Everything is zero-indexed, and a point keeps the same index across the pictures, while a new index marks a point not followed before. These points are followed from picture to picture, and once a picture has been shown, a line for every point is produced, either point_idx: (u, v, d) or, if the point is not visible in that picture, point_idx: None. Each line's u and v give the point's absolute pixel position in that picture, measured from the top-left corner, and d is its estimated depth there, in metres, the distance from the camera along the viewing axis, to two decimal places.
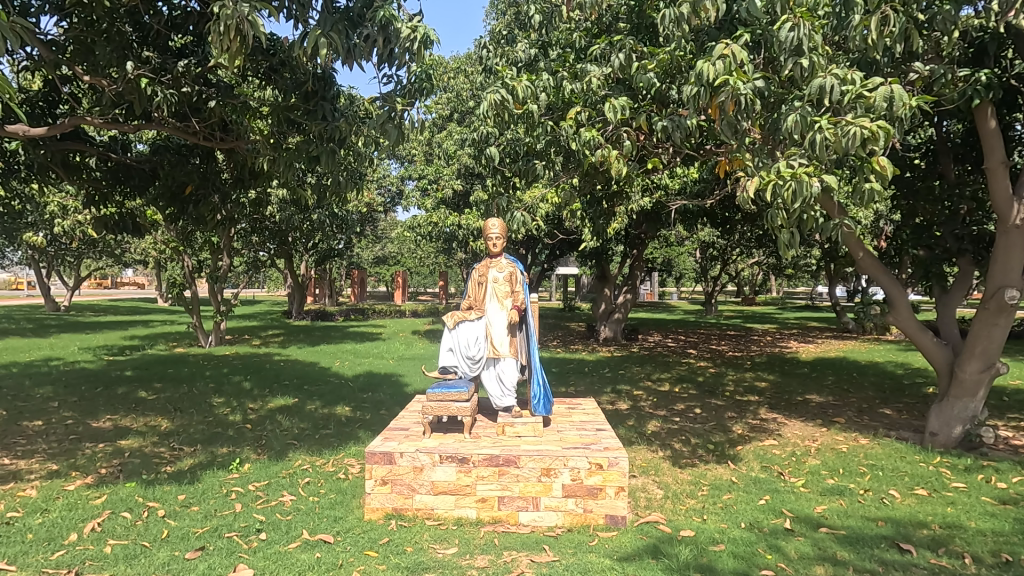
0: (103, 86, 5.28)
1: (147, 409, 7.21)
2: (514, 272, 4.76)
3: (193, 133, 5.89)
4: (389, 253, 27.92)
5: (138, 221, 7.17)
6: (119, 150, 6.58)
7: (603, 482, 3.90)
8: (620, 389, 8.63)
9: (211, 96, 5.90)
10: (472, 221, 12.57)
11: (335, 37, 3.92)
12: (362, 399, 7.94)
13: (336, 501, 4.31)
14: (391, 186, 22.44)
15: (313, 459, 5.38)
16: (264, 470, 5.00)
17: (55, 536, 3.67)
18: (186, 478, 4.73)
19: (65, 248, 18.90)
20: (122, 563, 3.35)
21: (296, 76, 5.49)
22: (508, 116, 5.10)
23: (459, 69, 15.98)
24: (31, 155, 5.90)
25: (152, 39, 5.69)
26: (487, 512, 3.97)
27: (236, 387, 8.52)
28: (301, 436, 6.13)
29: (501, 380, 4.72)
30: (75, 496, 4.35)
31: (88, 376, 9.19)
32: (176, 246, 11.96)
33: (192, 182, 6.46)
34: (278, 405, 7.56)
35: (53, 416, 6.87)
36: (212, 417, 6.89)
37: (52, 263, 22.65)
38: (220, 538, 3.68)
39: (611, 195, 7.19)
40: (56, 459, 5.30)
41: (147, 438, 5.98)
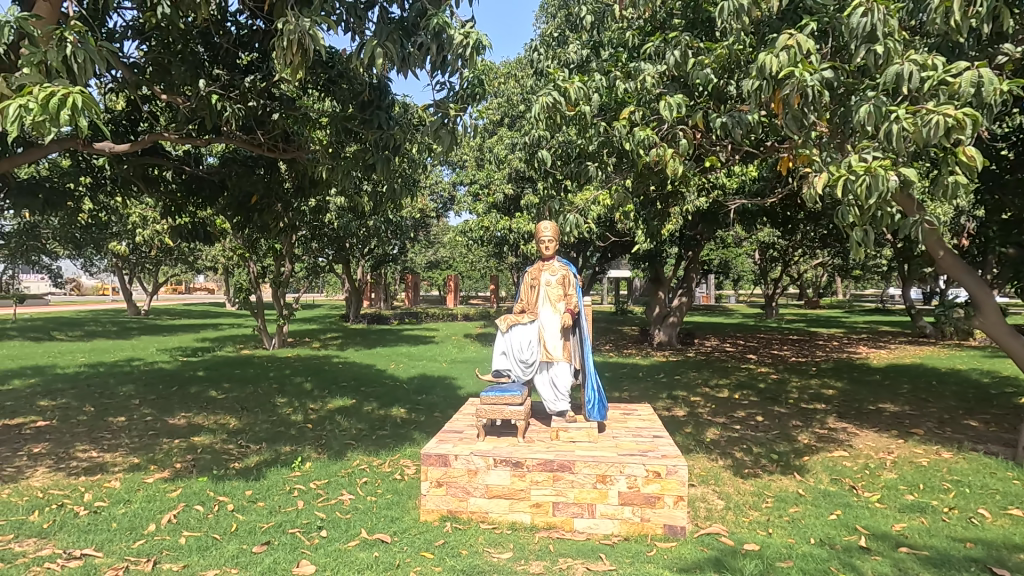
0: (179, 104, 5.63)
1: (217, 408, 7.62)
2: (567, 274, 4.72)
3: (258, 145, 6.16)
4: (442, 257, 28.43)
5: (208, 230, 7.59)
6: (191, 162, 7.00)
7: (660, 491, 3.79)
8: (676, 395, 8.40)
9: (274, 109, 6.22)
10: (523, 225, 12.58)
11: (390, 47, 4.07)
12: (417, 401, 8.08)
13: (393, 501, 4.39)
14: (443, 192, 22.86)
15: (370, 459, 5.52)
16: (324, 469, 5.17)
17: (137, 525, 3.87)
18: (253, 475, 4.95)
19: (144, 256, 20.43)
20: (195, 554, 3.46)
21: (353, 86, 5.73)
22: (561, 118, 5.09)
23: (509, 75, 16.07)
24: (116, 170, 6.44)
25: (221, 57, 6.02)
26: (541, 518, 3.92)
27: (299, 389, 8.87)
28: (359, 437, 6.29)
29: (555, 384, 4.67)
30: (153, 488, 4.63)
31: (164, 376, 9.83)
32: (242, 253, 12.67)
33: (257, 192, 6.84)
34: (337, 406, 7.81)
35: (134, 412, 7.38)
36: (276, 416, 7.21)
37: (134, 270, 24.43)
38: (284, 534, 3.78)
39: (665, 196, 7.07)
40: (137, 453, 5.69)
41: (217, 435, 6.32)
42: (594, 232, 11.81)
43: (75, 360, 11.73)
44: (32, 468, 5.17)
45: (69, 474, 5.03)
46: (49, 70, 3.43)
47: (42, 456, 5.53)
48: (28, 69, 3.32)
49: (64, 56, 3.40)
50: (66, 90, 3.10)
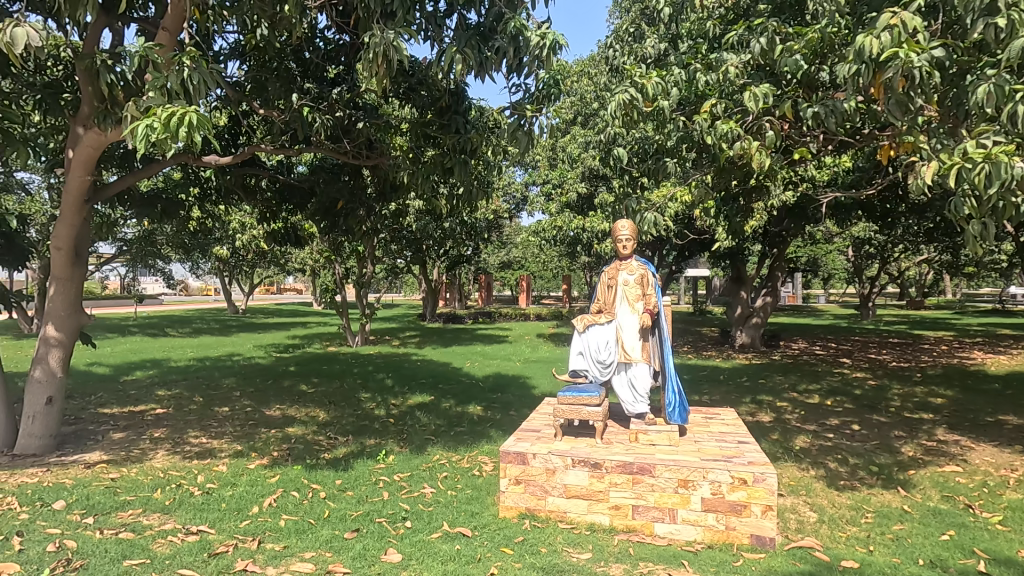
0: (275, 117, 6.05)
1: (308, 401, 8.14)
2: (645, 274, 4.63)
3: (344, 153, 6.49)
4: (515, 257, 28.71)
5: (299, 234, 8.12)
6: (285, 172, 7.50)
7: (747, 499, 3.63)
8: (760, 400, 7.99)
9: (359, 118, 6.55)
10: (596, 224, 12.46)
11: (468, 52, 4.17)
12: (492, 399, 8.21)
13: (472, 497, 4.50)
14: (516, 193, 23.05)
15: (449, 454, 5.69)
16: (407, 462, 5.38)
17: (243, 507, 4.19)
18: (342, 466, 5.24)
19: (243, 260, 22.15)
20: (294, 536, 3.70)
21: (432, 93, 5.92)
22: (638, 114, 4.99)
23: (582, 73, 15.93)
24: (220, 181, 7.03)
25: (310, 71, 6.39)
26: (621, 520, 3.87)
27: (381, 384, 9.29)
28: (437, 432, 6.50)
29: (634, 386, 4.59)
30: (255, 474, 5.01)
31: (261, 370, 10.61)
32: (329, 256, 13.42)
33: (343, 198, 7.25)
34: (417, 402, 8.11)
35: (236, 403, 8.03)
36: (361, 410, 7.58)
37: (234, 273, 26.52)
38: (372, 523, 3.97)
39: (748, 191, 6.76)
40: (240, 441, 6.18)
41: (309, 427, 6.75)
42: (672, 229, 11.47)
43: (185, 353, 12.92)
44: (153, 451, 5.75)
45: (184, 457, 5.55)
46: (170, 91, 3.82)
47: (161, 440, 6.15)
48: (154, 92, 3.72)
49: (183, 79, 3.78)
50: (185, 110, 3.44)
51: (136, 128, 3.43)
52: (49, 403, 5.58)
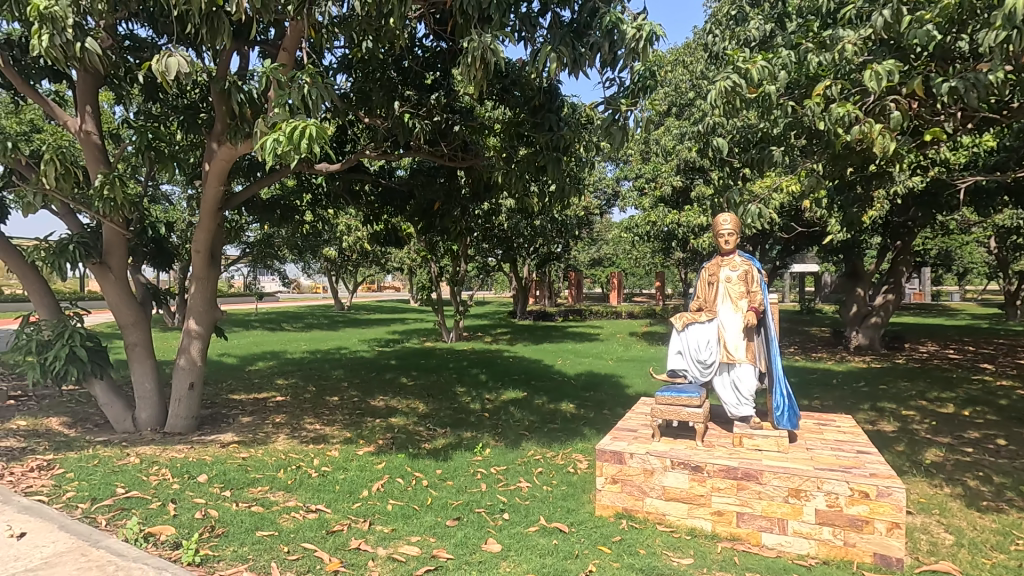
0: (378, 125, 6.41)
1: (408, 393, 8.57)
2: (749, 270, 4.38)
3: (441, 156, 6.75)
4: (605, 254, 28.28)
5: (399, 235, 8.56)
6: (386, 176, 7.94)
7: (869, 514, 3.35)
8: (881, 407, 7.29)
9: (455, 122, 6.79)
10: (693, 219, 11.98)
11: (563, 50, 4.17)
12: (585, 397, 8.18)
13: (568, 493, 4.52)
14: (607, 189, 22.70)
15: (543, 450, 5.75)
16: (502, 456, 5.51)
17: (355, 490, 4.50)
18: (442, 456, 5.47)
19: (348, 260, 23.73)
20: (401, 520, 3.91)
21: (526, 92, 5.99)
22: (741, 102, 4.73)
23: (677, 61, 15.35)
24: (330, 187, 7.58)
25: (410, 79, 6.70)
26: (724, 527, 3.71)
27: (476, 379, 9.57)
28: (531, 428, 6.58)
29: (737, 388, 4.37)
30: (364, 460, 5.37)
31: (366, 364, 11.32)
32: (425, 255, 14.02)
33: (439, 199, 7.55)
34: (510, 397, 8.26)
35: (345, 393, 8.63)
36: (457, 404, 7.86)
37: (339, 272, 28.47)
38: (471, 513, 4.11)
39: (868, 179, 6.19)
40: (349, 428, 6.64)
41: (410, 418, 7.11)
42: (777, 222, 10.76)
43: (300, 346, 14.08)
44: (276, 434, 6.34)
45: (302, 441, 6.06)
46: (292, 107, 4.20)
47: (282, 425, 6.76)
48: (279, 109, 4.11)
49: (303, 95, 4.15)
50: (305, 123, 3.77)
51: (265, 142, 3.81)
52: (192, 388, 6.33)
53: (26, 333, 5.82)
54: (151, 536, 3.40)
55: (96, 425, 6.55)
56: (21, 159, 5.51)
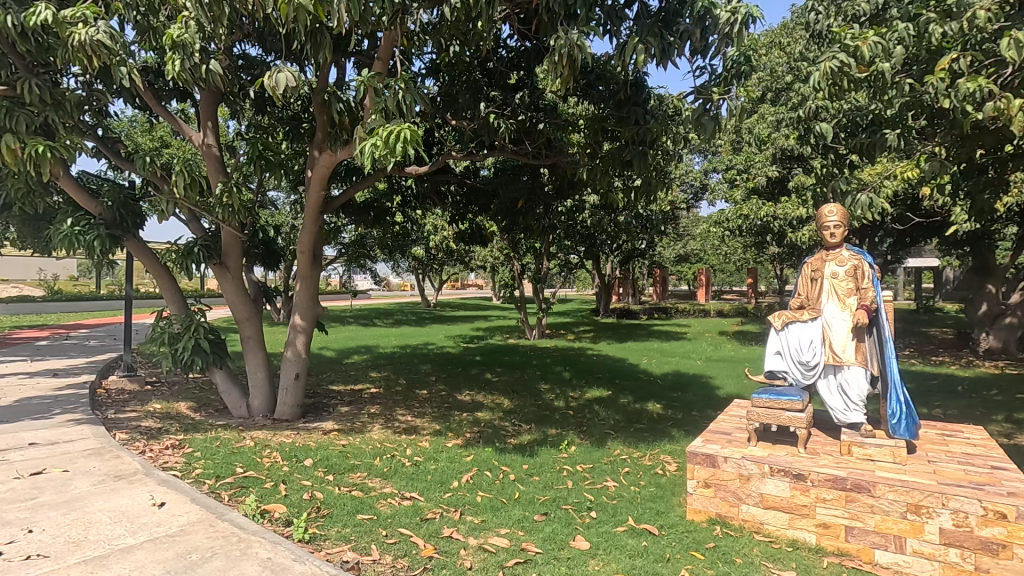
0: (465, 126, 6.58)
1: (493, 389, 8.74)
2: (859, 265, 4.05)
3: (525, 154, 6.81)
4: (692, 250, 27.24)
5: (484, 233, 8.74)
6: (472, 176, 8.12)
7: (1006, 538, 2.99)
8: (1019, 418, 6.47)
9: (540, 119, 6.82)
10: (790, 211, 11.24)
11: (651, 40, 4.06)
12: (672, 398, 7.93)
13: (657, 495, 4.41)
14: (694, 182, 21.83)
15: (630, 450, 5.65)
16: (588, 454, 5.47)
17: (445, 480, 4.67)
18: (528, 452, 5.52)
19: (434, 258, 24.57)
20: (490, 512, 4.00)
21: (611, 86, 5.90)
22: (849, 82, 4.37)
23: (773, 44, 14.45)
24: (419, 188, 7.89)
25: (495, 80, 6.80)
26: (830, 541, 3.46)
27: (559, 377, 9.57)
28: (617, 427, 6.49)
29: (845, 392, 4.07)
30: (453, 452, 5.55)
31: (452, 359, 11.67)
32: (508, 253, 14.22)
33: (522, 197, 7.63)
34: (595, 396, 8.18)
35: (433, 387, 8.95)
36: (541, 401, 7.91)
37: (426, 270, 29.54)
38: (559, 509, 4.12)
39: (1002, 161, 5.50)
40: (438, 421, 6.89)
41: (496, 413, 7.25)
42: (889, 213, 9.84)
43: (390, 342, 14.77)
44: (371, 424, 6.70)
45: (395, 431, 6.36)
46: (387, 112, 4.43)
47: (377, 415, 7.14)
48: (376, 115, 4.34)
49: (397, 100, 4.36)
50: (399, 127, 3.96)
51: (364, 147, 4.06)
52: (297, 378, 6.84)
53: (160, 326, 6.56)
54: (267, 513, 3.72)
55: (217, 410, 7.25)
56: (157, 172, 6.22)
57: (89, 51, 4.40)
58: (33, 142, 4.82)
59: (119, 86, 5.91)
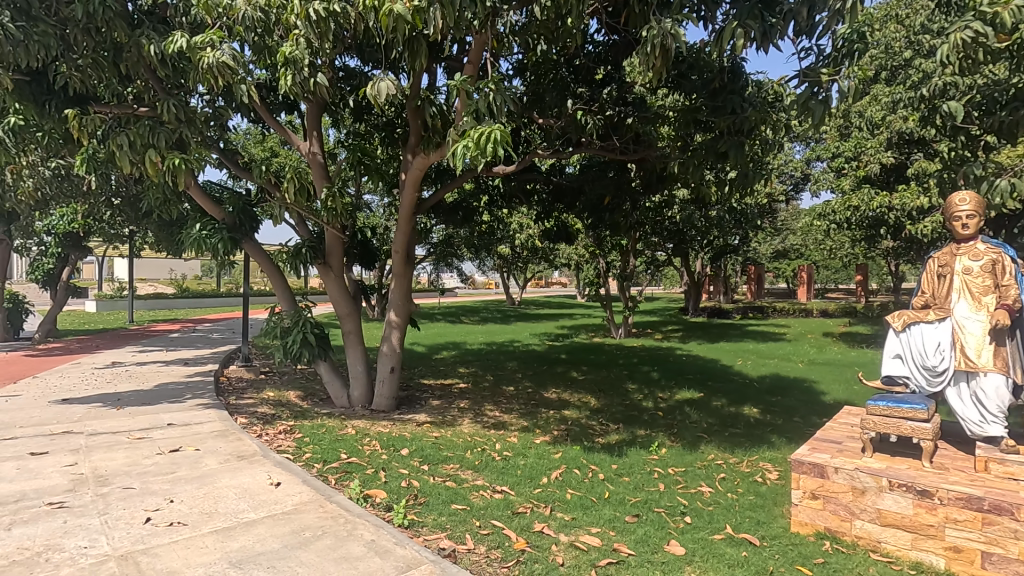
0: (551, 124, 6.56)
1: (579, 387, 8.69)
2: (998, 259, 3.64)
3: (613, 150, 6.69)
4: (792, 245, 25.47)
5: (569, 231, 8.70)
6: (557, 173, 8.10)
7: None
8: None
9: (628, 114, 6.69)
10: (909, 201, 10.19)
11: (752, 23, 3.83)
12: (770, 402, 7.48)
13: (756, 504, 4.18)
14: (795, 172, 20.38)
15: (725, 455, 5.40)
16: (680, 457, 5.30)
17: (535, 476, 4.71)
18: (617, 452, 5.44)
19: (519, 257, 24.80)
20: (580, 510, 3.98)
21: (705, 75, 5.66)
22: (986, 54, 3.88)
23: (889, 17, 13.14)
24: (505, 187, 7.99)
25: (582, 76, 6.72)
26: (961, 566, 3.14)
27: (647, 377, 9.32)
28: (710, 431, 6.23)
29: (981, 401, 3.63)
30: (541, 448, 5.58)
31: (538, 356, 11.74)
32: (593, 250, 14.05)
33: (609, 193, 7.52)
34: (686, 397, 7.89)
35: (520, 384, 9.05)
36: (629, 400, 7.75)
37: (511, 269, 29.91)
38: (651, 511, 4.02)
39: None
40: (526, 417, 6.96)
41: (582, 411, 7.20)
42: None
43: (477, 338, 15.11)
44: (461, 418, 6.91)
45: (484, 426, 6.51)
46: (479, 114, 4.54)
47: (466, 410, 7.34)
48: (467, 117, 4.47)
49: (489, 103, 4.45)
50: (492, 129, 4.05)
51: (457, 149, 4.21)
52: (392, 371, 7.19)
53: (273, 320, 7.14)
54: (369, 497, 3.95)
55: (321, 399, 7.79)
56: (270, 179, 6.78)
57: (215, 72, 4.89)
58: (171, 155, 5.42)
59: (238, 102, 6.51)
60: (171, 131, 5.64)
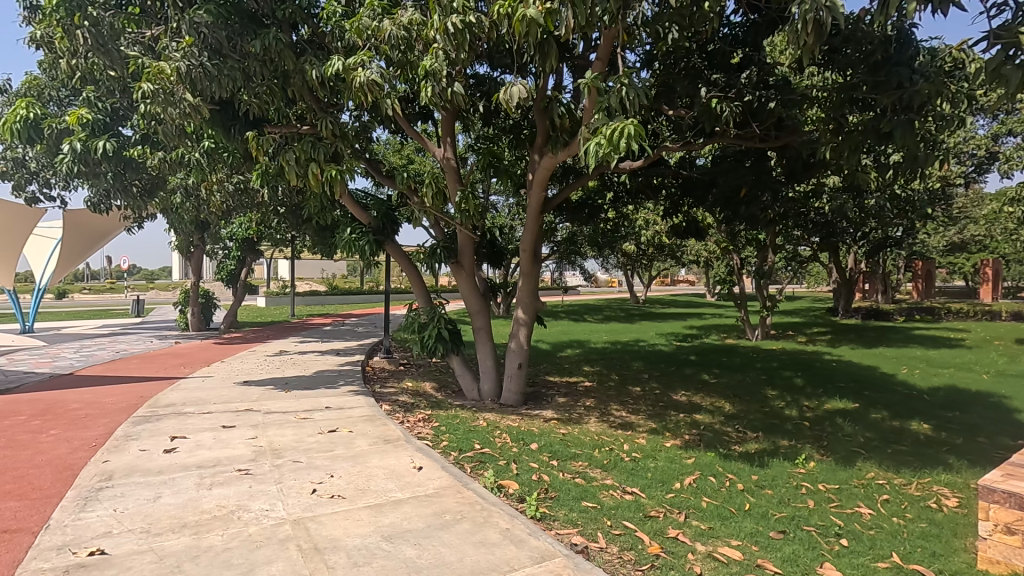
0: (683, 115, 6.27)
1: (712, 390, 8.24)
2: None
3: (752, 138, 6.25)
4: (972, 236, 21.81)
5: (700, 226, 8.28)
6: (687, 166, 7.73)
7: None
8: None
9: (770, 98, 6.19)
10: None
11: None
12: (946, 418, 6.48)
13: (930, 533, 3.67)
14: (977, 151, 17.41)
15: (889, 475, 4.80)
16: (832, 473, 4.80)
17: (667, 480, 4.56)
18: (757, 462, 5.07)
19: (644, 254, 24.12)
20: (718, 520, 3.78)
21: (864, 47, 5.07)
22: None
23: None
24: (632, 183, 7.81)
25: (717, 61, 6.35)
26: None
27: (789, 383, 8.57)
28: (868, 446, 5.57)
29: None
30: (672, 452, 5.38)
31: (666, 357, 11.32)
32: (727, 246, 13.20)
33: (746, 184, 7.04)
34: (836, 407, 7.13)
35: (646, 385, 8.81)
36: (768, 408, 7.19)
37: (635, 267, 29.18)
38: (799, 529, 3.70)
39: None
40: (654, 419, 6.76)
41: (716, 417, 6.82)
42: None
43: (601, 337, 14.96)
44: (587, 416, 6.89)
45: (611, 426, 6.44)
46: (610, 110, 4.50)
47: (592, 408, 7.31)
48: (599, 114, 4.44)
49: (621, 98, 4.40)
50: (624, 124, 4.01)
51: (588, 147, 4.22)
52: (520, 367, 7.39)
53: (411, 316, 7.67)
54: (502, 487, 4.11)
55: (454, 392, 8.23)
56: (410, 185, 7.30)
57: (365, 90, 5.39)
58: (329, 168, 6.08)
59: (382, 116, 7.11)
60: (328, 146, 6.34)
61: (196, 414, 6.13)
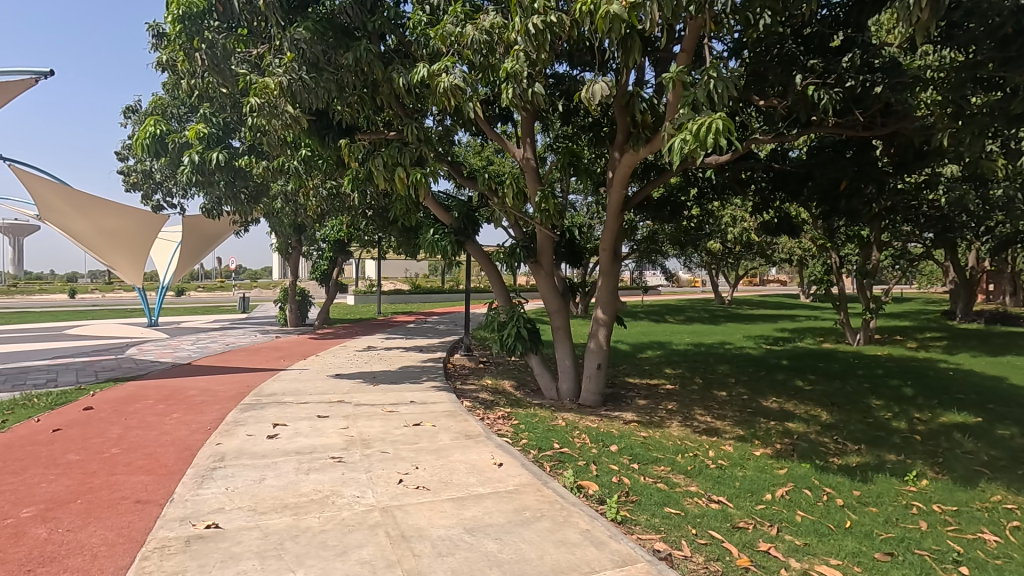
0: (775, 106, 5.91)
1: (807, 398, 7.72)
2: None
3: (854, 127, 5.79)
4: None
5: (794, 222, 7.79)
6: (780, 158, 7.28)
7: None
8: None
9: (876, 82, 5.70)
10: None
11: None
12: None
13: None
14: None
15: (1018, 499, 4.27)
16: (949, 494, 4.35)
17: (756, 490, 4.33)
18: (859, 476, 4.69)
19: (730, 252, 22.99)
20: (814, 536, 3.54)
21: (989, 21, 4.54)
22: None
23: None
24: (718, 178, 7.48)
25: (814, 45, 5.92)
26: None
27: (897, 392, 7.84)
28: (993, 466, 4.99)
29: None
30: (762, 462, 5.10)
31: (754, 361, 10.73)
32: (824, 243, 12.31)
33: (845, 177, 6.56)
34: (954, 420, 6.45)
35: (733, 389, 8.40)
36: (872, 418, 6.63)
37: (721, 266, 27.87)
38: (909, 552, 3.38)
39: None
40: (742, 426, 6.43)
41: (811, 425, 6.38)
42: None
43: (683, 339, 14.44)
44: (670, 420, 6.69)
45: (694, 431, 6.21)
46: (695, 104, 4.34)
47: (674, 412, 7.08)
48: (684, 109, 4.30)
49: (708, 91, 4.25)
50: (712, 118, 3.86)
51: (672, 143, 4.10)
52: (599, 368, 7.32)
53: (491, 314, 7.80)
54: (582, 488, 4.08)
55: (532, 390, 8.27)
56: (490, 186, 7.43)
57: (449, 94, 5.55)
58: (415, 171, 6.33)
59: (464, 119, 7.29)
60: (413, 150, 6.60)
61: (294, 404, 6.59)
